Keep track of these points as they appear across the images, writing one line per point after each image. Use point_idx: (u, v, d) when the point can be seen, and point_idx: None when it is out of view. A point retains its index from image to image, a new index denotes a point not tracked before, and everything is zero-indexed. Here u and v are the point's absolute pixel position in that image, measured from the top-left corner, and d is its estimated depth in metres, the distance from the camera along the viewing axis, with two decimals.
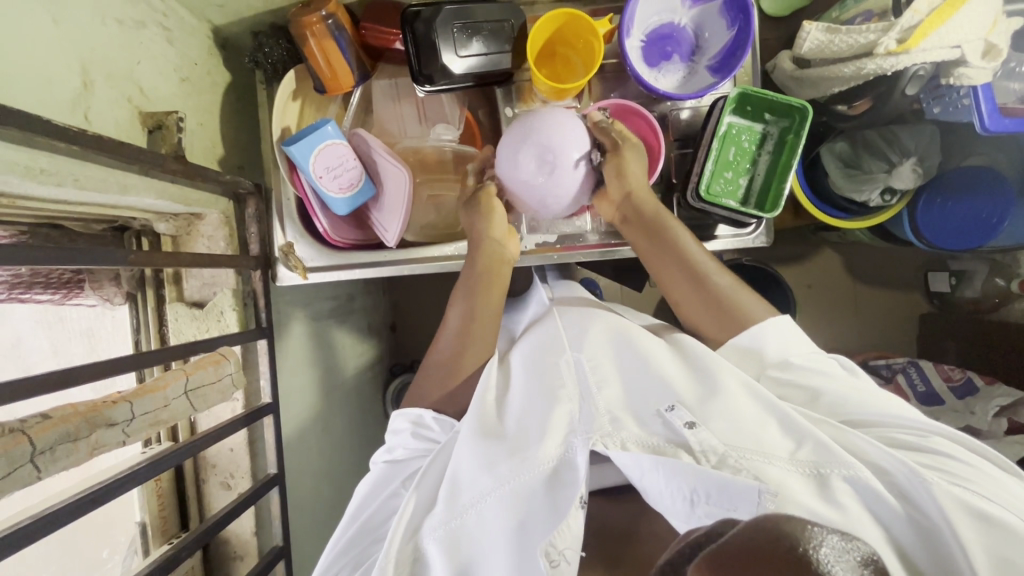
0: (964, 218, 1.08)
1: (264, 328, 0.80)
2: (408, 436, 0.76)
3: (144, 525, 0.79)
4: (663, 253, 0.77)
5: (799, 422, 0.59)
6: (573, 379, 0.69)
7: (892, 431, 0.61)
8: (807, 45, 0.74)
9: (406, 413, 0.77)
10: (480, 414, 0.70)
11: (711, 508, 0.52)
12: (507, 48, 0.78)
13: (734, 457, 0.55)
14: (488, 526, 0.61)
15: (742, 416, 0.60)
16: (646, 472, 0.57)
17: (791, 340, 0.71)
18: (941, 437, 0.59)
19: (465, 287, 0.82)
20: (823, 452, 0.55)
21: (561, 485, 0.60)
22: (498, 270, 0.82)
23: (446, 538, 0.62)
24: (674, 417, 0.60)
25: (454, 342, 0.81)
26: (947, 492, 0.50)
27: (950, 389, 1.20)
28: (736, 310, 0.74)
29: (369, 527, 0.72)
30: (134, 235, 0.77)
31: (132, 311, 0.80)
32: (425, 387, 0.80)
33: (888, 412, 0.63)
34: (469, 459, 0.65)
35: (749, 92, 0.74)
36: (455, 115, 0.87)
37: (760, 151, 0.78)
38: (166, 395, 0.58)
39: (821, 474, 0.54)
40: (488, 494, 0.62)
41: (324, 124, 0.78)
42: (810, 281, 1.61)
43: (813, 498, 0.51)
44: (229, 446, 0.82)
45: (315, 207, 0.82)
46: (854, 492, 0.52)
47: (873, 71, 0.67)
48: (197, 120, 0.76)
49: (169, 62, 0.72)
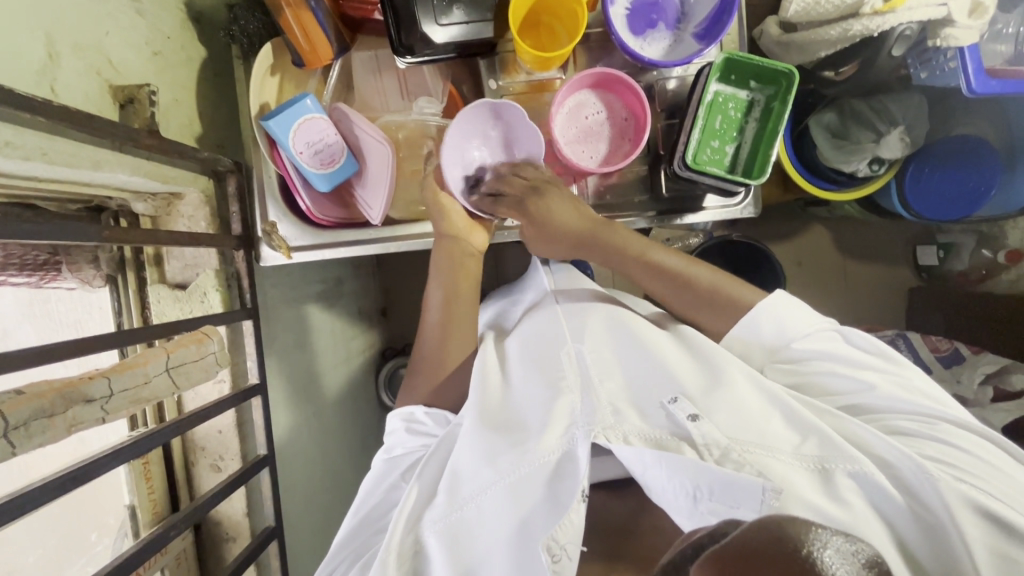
0: (951, 188, 1.08)
1: (248, 309, 0.79)
2: (404, 433, 0.76)
3: (133, 508, 0.78)
4: (634, 268, 0.78)
5: (804, 417, 0.61)
6: (574, 371, 0.69)
7: (896, 419, 0.62)
8: (792, 8, 0.69)
9: (399, 412, 0.78)
10: (483, 404, 0.69)
11: (714, 505, 0.54)
12: (489, 16, 0.75)
13: (736, 452, 0.56)
14: (490, 521, 0.62)
15: (745, 408, 0.61)
16: (649, 467, 0.58)
17: (786, 315, 0.70)
18: (950, 424, 0.60)
19: (444, 275, 0.81)
20: (827, 445, 0.58)
21: (563, 478, 0.60)
22: (466, 264, 0.81)
23: (447, 530, 0.62)
24: (677, 409, 0.61)
25: (436, 332, 0.80)
26: (950, 486, 0.52)
27: (937, 359, 1.21)
28: (730, 302, 0.74)
29: (367, 522, 0.71)
30: (111, 215, 0.77)
31: (113, 294, 0.79)
32: (415, 380, 0.81)
33: (893, 397, 0.64)
34: (471, 453, 0.65)
35: (734, 57, 0.72)
36: (438, 89, 0.86)
37: (746, 119, 0.77)
38: (146, 371, 0.56)
39: (825, 469, 0.56)
40: (489, 487, 0.62)
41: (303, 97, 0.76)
42: (800, 258, 1.61)
43: (816, 493, 0.54)
44: (218, 429, 0.82)
45: (296, 184, 0.81)
46: (857, 485, 0.55)
47: (860, 32, 0.65)
48: (172, 95, 0.74)
49: (140, 35, 0.69)
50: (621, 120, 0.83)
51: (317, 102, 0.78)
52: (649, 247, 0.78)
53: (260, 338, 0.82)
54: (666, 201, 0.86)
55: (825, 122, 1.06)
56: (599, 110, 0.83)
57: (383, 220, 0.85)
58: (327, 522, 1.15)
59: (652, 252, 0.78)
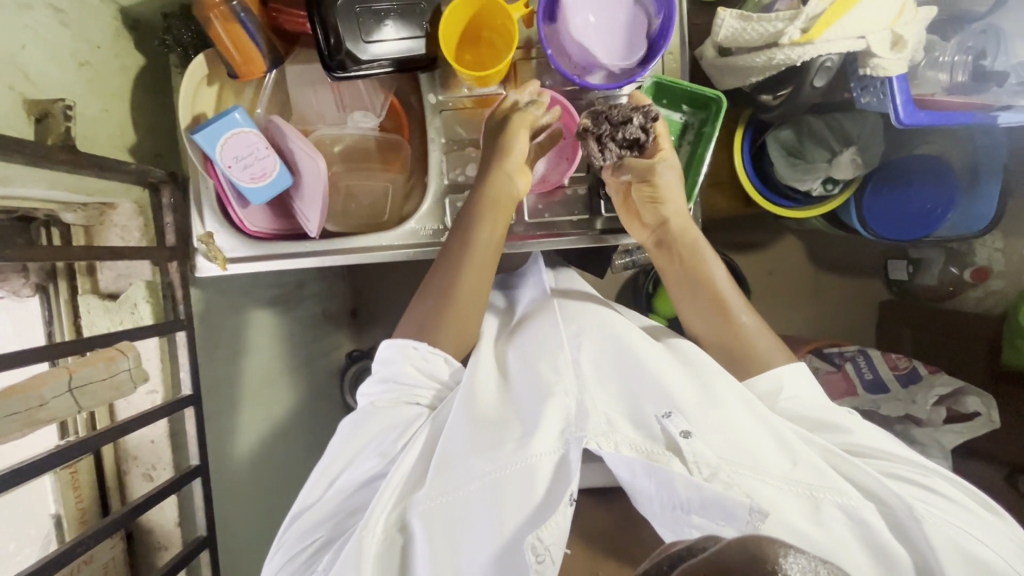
0: (907, 208, 1.08)
1: (181, 320, 0.81)
2: (403, 372, 0.74)
3: (58, 518, 0.78)
4: (685, 283, 0.78)
5: (796, 443, 0.61)
6: (570, 378, 0.68)
7: (889, 462, 0.63)
8: (722, 33, 0.68)
9: (400, 344, 0.75)
10: (473, 401, 0.69)
11: (701, 520, 0.53)
12: (421, 32, 0.75)
13: (725, 472, 0.55)
14: (473, 514, 0.60)
15: (737, 428, 0.61)
16: (637, 476, 0.57)
17: (807, 383, 0.71)
18: (942, 478, 0.62)
19: (471, 207, 0.77)
20: (817, 475, 0.58)
21: (554, 481, 0.60)
22: (499, 205, 0.77)
23: (427, 518, 0.61)
24: (670, 425, 0.60)
25: (449, 267, 0.77)
26: (936, 530, 0.55)
27: (895, 377, 1.20)
28: (744, 344, 0.74)
29: (342, 508, 0.68)
30: (42, 225, 0.76)
31: (44, 303, 0.79)
32: (418, 316, 0.77)
33: (881, 441, 0.66)
34: (460, 447, 0.64)
35: (661, 80, 0.74)
36: (376, 103, 0.85)
37: (680, 142, 0.77)
38: (42, 393, 0.55)
39: (815, 497, 0.57)
40: (475, 479, 0.61)
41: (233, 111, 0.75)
42: (769, 269, 1.61)
43: (804, 518, 0.55)
44: (150, 438, 0.83)
45: (230, 197, 0.80)
46: (847, 519, 0.56)
47: (783, 62, 0.64)
48: (100, 106, 0.74)
49: (63, 46, 0.69)
50: (559, 138, 0.83)
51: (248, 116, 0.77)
52: (710, 257, 0.78)
53: (194, 347, 0.83)
54: (608, 220, 0.85)
55: (780, 139, 1.05)
56: None
57: (320, 233, 0.85)
58: (279, 526, 1.15)
59: (717, 276, 0.77)
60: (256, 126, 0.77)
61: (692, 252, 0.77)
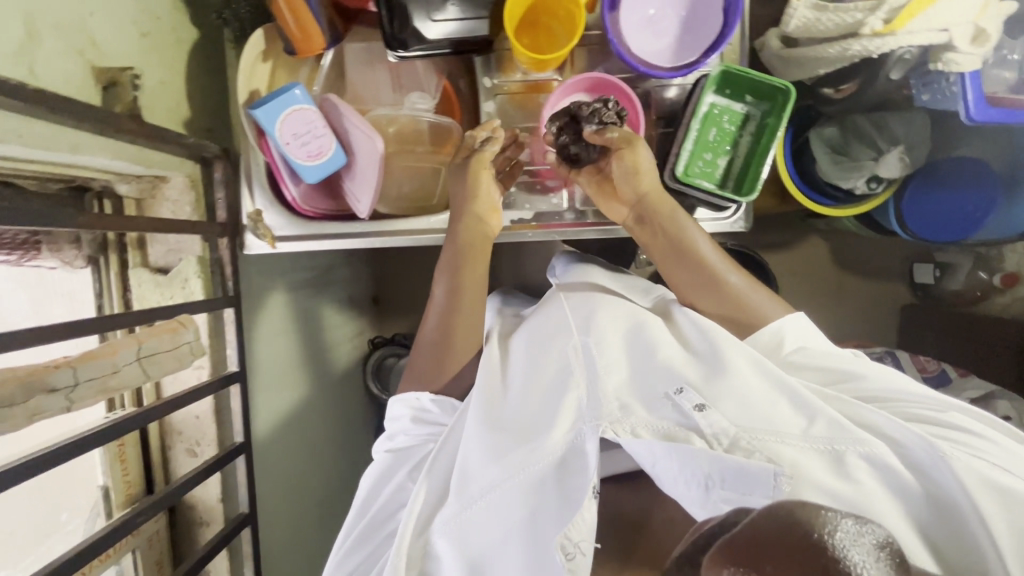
0: (948, 209, 1.08)
1: (230, 296, 0.80)
2: (409, 420, 0.76)
3: (106, 489, 0.78)
4: (671, 255, 0.75)
5: (809, 399, 0.59)
6: (580, 364, 0.68)
7: (909, 405, 0.60)
8: (793, 22, 0.67)
9: (402, 399, 0.77)
10: (486, 399, 0.70)
11: (726, 493, 0.52)
12: (484, 14, 0.74)
13: (745, 439, 0.56)
14: (500, 520, 0.62)
15: (751, 395, 0.60)
16: (659, 458, 0.57)
17: (812, 336, 0.70)
18: (959, 411, 0.59)
19: (450, 261, 0.80)
20: (836, 428, 0.56)
21: (571, 472, 0.61)
22: (476, 246, 0.79)
23: (455, 532, 0.63)
24: (683, 400, 0.60)
25: (438, 321, 0.80)
26: (965, 466, 0.51)
27: (925, 378, 1.20)
28: (748, 316, 0.72)
29: (376, 524, 0.72)
30: (95, 196, 0.75)
31: (94, 276, 0.78)
32: (416, 371, 0.80)
33: (896, 385, 0.63)
34: (479, 450, 0.66)
35: (731, 70, 0.71)
36: (432, 85, 0.85)
37: (741, 133, 0.76)
38: (115, 360, 0.55)
39: (836, 451, 0.55)
40: (498, 485, 0.63)
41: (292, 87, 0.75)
42: (794, 268, 1.60)
43: (827, 474, 0.53)
44: (195, 414, 0.83)
45: (284, 175, 0.81)
46: (873, 470, 0.54)
47: (858, 53, 0.63)
48: (159, 78, 0.73)
49: (127, 15, 0.68)
50: None
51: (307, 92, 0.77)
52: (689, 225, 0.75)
53: (240, 325, 0.82)
54: None
55: (825, 136, 1.05)
56: None
57: (371, 214, 0.84)
58: (307, 508, 1.15)
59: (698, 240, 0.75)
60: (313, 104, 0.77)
61: (668, 227, 0.75)
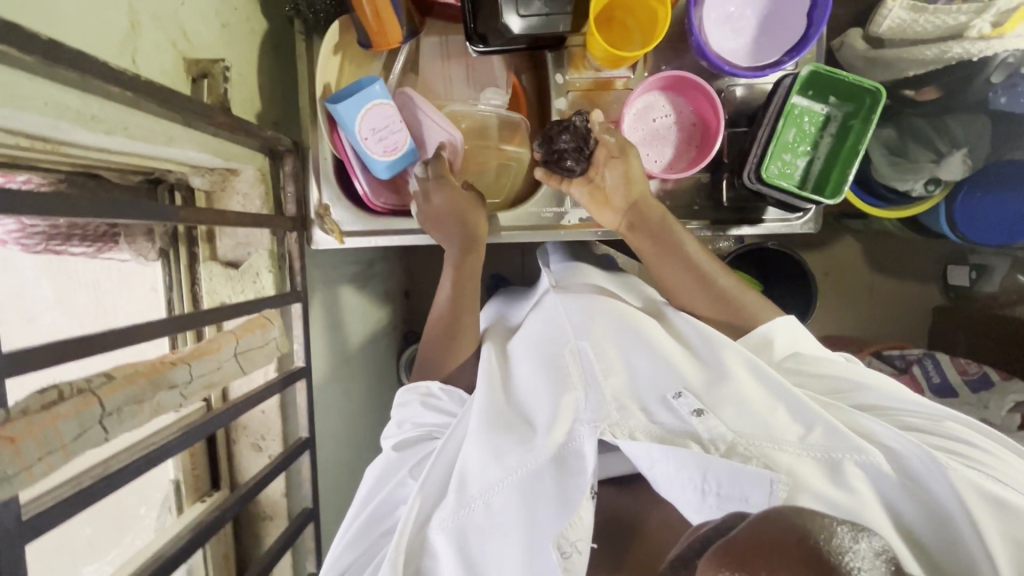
0: (1001, 213, 1.07)
1: (299, 292, 0.79)
2: (418, 407, 0.74)
3: (177, 483, 0.79)
4: (664, 256, 0.76)
5: (807, 405, 0.59)
6: (578, 369, 0.68)
7: (903, 414, 0.61)
8: (886, 23, 0.69)
9: (414, 386, 0.76)
10: (490, 396, 0.68)
11: (722, 500, 0.53)
12: (568, 9, 0.73)
13: (743, 445, 0.56)
14: (497, 521, 0.61)
15: (751, 401, 0.61)
16: (656, 463, 0.56)
17: (801, 336, 0.72)
18: (953, 421, 0.59)
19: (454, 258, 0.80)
20: (833, 435, 0.56)
21: (569, 473, 0.60)
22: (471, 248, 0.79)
23: (454, 531, 0.62)
24: (681, 405, 0.61)
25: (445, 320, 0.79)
26: (961, 476, 0.51)
27: (965, 382, 1.18)
28: (744, 313, 0.74)
29: (374, 521, 0.71)
30: (168, 188, 0.74)
31: (165, 268, 0.78)
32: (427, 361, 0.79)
33: (895, 395, 0.63)
34: (478, 450, 0.64)
35: (820, 70, 0.71)
36: (504, 79, 0.84)
37: (822, 134, 0.76)
38: (219, 357, 0.56)
39: (832, 459, 0.55)
40: (497, 485, 0.62)
41: (370, 83, 0.74)
42: (828, 269, 1.60)
43: (822, 481, 0.53)
44: (261, 410, 0.82)
45: (355, 168, 0.79)
46: (866, 476, 0.54)
47: (957, 56, 0.65)
48: (237, 70, 0.72)
49: (210, 6, 0.67)
50: (689, 125, 0.81)
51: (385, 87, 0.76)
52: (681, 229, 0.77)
53: (307, 321, 0.82)
54: (726, 210, 0.84)
55: (882, 138, 1.04)
56: (667, 113, 0.81)
57: None
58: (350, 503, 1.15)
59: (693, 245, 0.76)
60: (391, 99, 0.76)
61: (663, 233, 0.76)
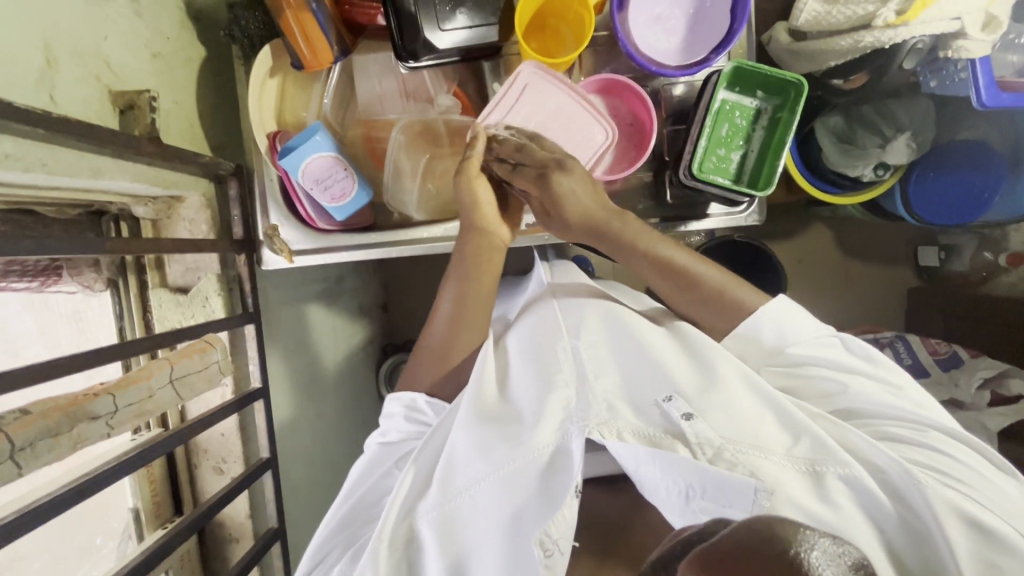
0: (955, 191, 1.07)
1: (250, 313, 0.80)
2: (402, 420, 0.74)
3: (136, 510, 0.79)
4: (630, 258, 0.75)
5: (795, 415, 0.60)
6: (571, 366, 0.67)
7: (886, 425, 0.61)
8: (803, 16, 0.71)
9: (399, 398, 0.75)
10: (478, 396, 0.68)
11: (705, 504, 0.53)
12: (494, 20, 0.75)
13: (729, 451, 0.55)
14: (481, 515, 0.60)
15: (739, 405, 0.60)
16: (642, 464, 0.57)
17: (792, 321, 0.68)
18: (942, 432, 0.59)
19: (458, 270, 0.77)
20: (819, 447, 0.56)
21: (556, 470, 0.59)
22: (491, 255, 0.77)
23: (439, 521, 0.61)
24: (671, 408, 0.60)
25: (446, 325, 0.76)
26: (941, 496, 0.52)
27: (936, 362, 1.16)
28: (734, 304, 0.72)
29: (361, 507, 0.72)
30: (112, 220, 0.75)
31: (114, 297, 0.78)
32: (420, 368, 0.77)
33: (877, 402, 0.63)
34: (465, 442, 0.64)
35: (744, 66, 0.72)
36: (440, 91, 0.84)
37: (754, 127, 0.77)
38: (150, 385, 0.59)
39: (816, 471, 0.55)
40: (482, 480, 0.61)
41: (314, 132, 0.76)
42: (801, 256, 1.60)
43: (808, 495, 0.53)
44: (220, 432, 0.82)
45: (299, 193, 0.80)
46: (849, 490, 0.54)
47: (871, 44, 0.67)
48: (172, 98, 0.73)
49: (139, 38, 0.68)
50: (626, 125, 0.82)
51: (326, 136, 0.77)
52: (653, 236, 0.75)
53: (261, 341, 0.82)
54: (669, 207, 0.85)
55: (829, 126, 1.04)
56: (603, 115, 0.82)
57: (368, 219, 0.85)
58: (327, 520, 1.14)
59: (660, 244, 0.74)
60: (333, 146, 0.78)
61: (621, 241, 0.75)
